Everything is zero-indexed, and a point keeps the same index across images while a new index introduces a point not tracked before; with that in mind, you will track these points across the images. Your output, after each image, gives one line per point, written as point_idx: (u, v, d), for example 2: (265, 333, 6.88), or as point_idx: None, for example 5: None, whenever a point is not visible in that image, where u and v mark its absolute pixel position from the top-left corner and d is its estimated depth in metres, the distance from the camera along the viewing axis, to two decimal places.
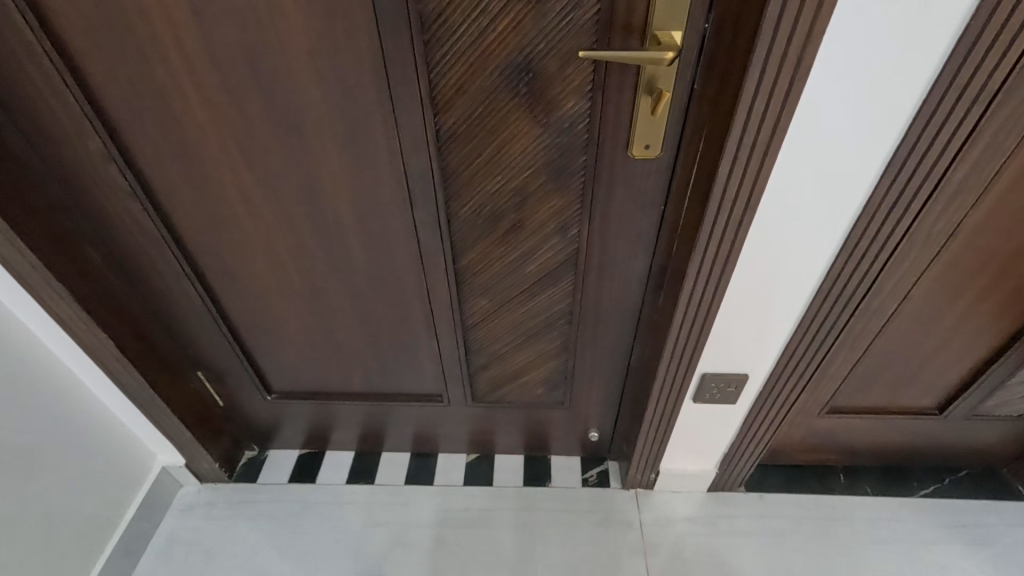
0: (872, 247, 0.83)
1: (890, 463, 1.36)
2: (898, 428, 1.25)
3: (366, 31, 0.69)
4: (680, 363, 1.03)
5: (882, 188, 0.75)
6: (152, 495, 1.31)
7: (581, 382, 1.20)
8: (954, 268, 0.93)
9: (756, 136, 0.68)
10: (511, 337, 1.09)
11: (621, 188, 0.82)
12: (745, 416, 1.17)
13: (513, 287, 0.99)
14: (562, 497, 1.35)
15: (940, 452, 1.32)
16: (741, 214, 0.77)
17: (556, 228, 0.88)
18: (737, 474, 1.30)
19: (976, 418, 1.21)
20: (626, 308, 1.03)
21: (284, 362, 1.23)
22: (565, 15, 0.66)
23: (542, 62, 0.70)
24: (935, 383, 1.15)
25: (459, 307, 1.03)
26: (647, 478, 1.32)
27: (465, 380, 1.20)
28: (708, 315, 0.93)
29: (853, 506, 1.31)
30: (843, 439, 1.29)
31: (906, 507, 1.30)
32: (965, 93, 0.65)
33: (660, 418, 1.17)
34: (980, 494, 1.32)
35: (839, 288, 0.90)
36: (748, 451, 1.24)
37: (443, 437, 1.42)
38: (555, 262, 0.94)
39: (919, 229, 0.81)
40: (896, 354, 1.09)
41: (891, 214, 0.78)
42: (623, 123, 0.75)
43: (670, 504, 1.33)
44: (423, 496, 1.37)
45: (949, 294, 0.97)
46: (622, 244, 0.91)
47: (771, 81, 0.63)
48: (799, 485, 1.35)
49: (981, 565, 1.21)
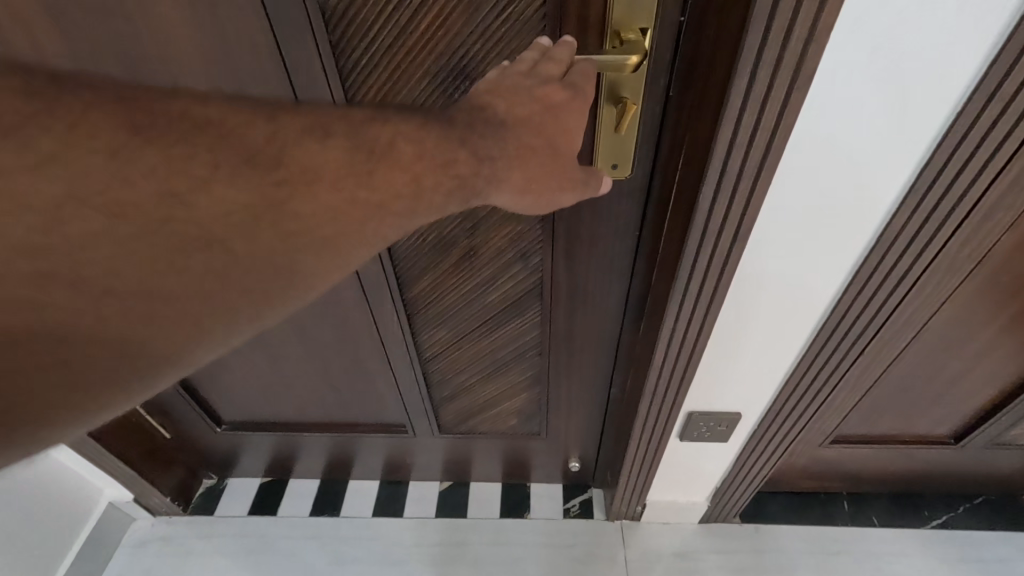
0: (887, 276, 0.70)
1: (900, 490, 1.25)
2: (909, 456, 1.14)
3: (261, 30, 0.56)
4: (665, 397, 0.92)
5: (900, 212, 0.62)
6: (98, 533, 1.23)
7: (557, 416, 1.08)
8: (983, 295, 0.80)
9: (745, 158, 0.56)
10: (476, 370, 0.97)
11: (587, 212, 0.70)
12: (739, 451, 1.08)
13: (472, 318, 0.87)
14: (542, 531, 1.25)
15: (955, 479, 1.21)
16: (730, 246, 0.64)
17: (516, 256, 0.76)
18: (731, 507, 1.20)
19: (996, 446, 1.10)
20: (603, 339, 0.91)
21: (233, 391, 1.12)
22: (503, 8, 0.54)
23: (479, 67, 0.58)
24: (952, 411, 1.03)
25: (414, 340, 0.91)
26: (634, 510, 1.21)
27: (430, 412, 1.09)
28: (695, 350, 0.81)
29: (858, 539, 1.20)
30: (848, 467, 1.19)
31: (918, 540, 1.19)
32: (1014, 104, 0.51)
33: (646, 452, 1.06)
34: (1000, 525, 1.21)
35: (848, 320, 0.78)
36: (744, 482, 1.13)
37: (414, 466, 1.31)
38: (517, 293, 0.81)
39: (949, 257, 0.68)
40: (909, 382, 0.97)
41: (912, 241, 0.65)
42: (585, 142, 0.63)
43: (659, 537, 1.22)
44: (392, 529, 1.27)
45: (977, 322, 0.84)
46: (592, 273, 0.78)
47: (764, 92, 0.50)
48: (801, 515, 1.24)
49: None
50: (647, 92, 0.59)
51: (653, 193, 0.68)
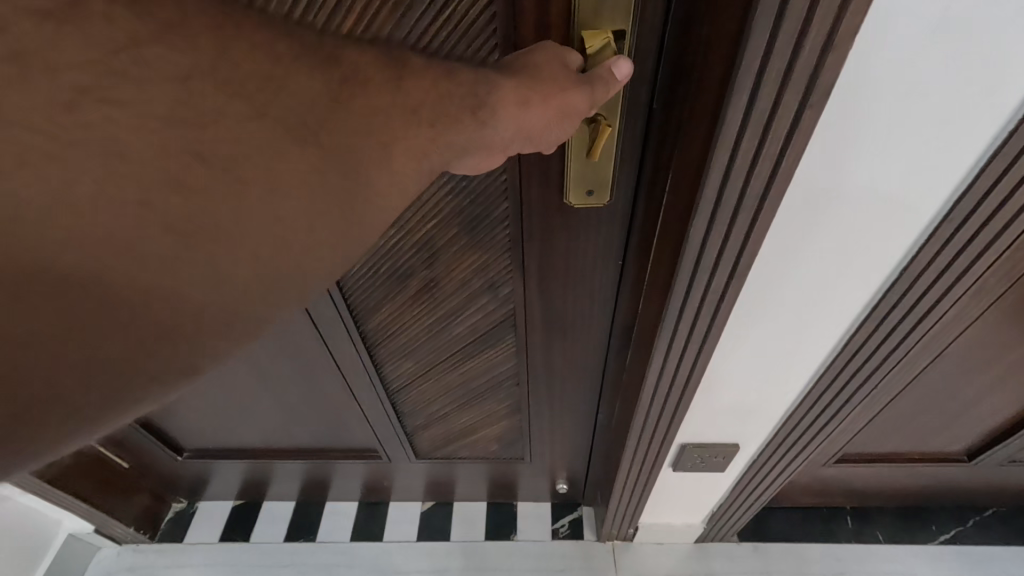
0: (907, 314, 0.61)
1: (906, 504, 1.19)
2: (918, 473, 1.08)
3: None
4: (656, 433, 0.83)
5: (927, 245, 0.54)
6: (56, 566, 1.15)
7: (540, 442, 1.00)
8: (1012, 319, 0.71)
9: (745, 186, 0.45)
10: (449, 400, 0.89)
11: (562, 243, 0.60)
12: (737, 477, 1.02)
13: (439, 349, 0.78)
14: (529, 554, 1.18)
15: (966, 492, 1.14)
16: (726, 285, 0.54)
17: (483, 287, 0.67)
18: (729, 526, 1.13)
19: (1011, 464, 1.03)
20: (587, 368, 0.82)
21: (192, 419, 1.04)
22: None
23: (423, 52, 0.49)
24: (967, 430, 0.96)
25: (378, 372, 0.83)
26: (627, 531, 1.15)
27: (406, 441, 1.01)
28: (687, 393, 0.71)
29: (862, 557, 1.14)
30: (852, 483, 1.13)
31: (925, 558, 1.13)
32: None
33: (636, 480, 0.99)
34: (1013, 540, 1.15)
35: (858, 356, 0.69)
36: (741, 505, 1.06)
37: (394, 488, 1.23)
38: (487, 325, 0.72)
39: (980, 289, 0.59)
40: (923, 403, 0.89)
41: (941, 275, 0.56)
42: (553, 167, 0.53)
43: (652, 558, 1.17)
44: (371, 556, 1.20)
45: (1004, 345, 0.76)
46: (572, 304, 0.69)
47: (769, 111, 0.40)
48: (802, 531, 1.18)
49: None
50: (624, 108, 0.50)
51: (639, 221, 0.59)
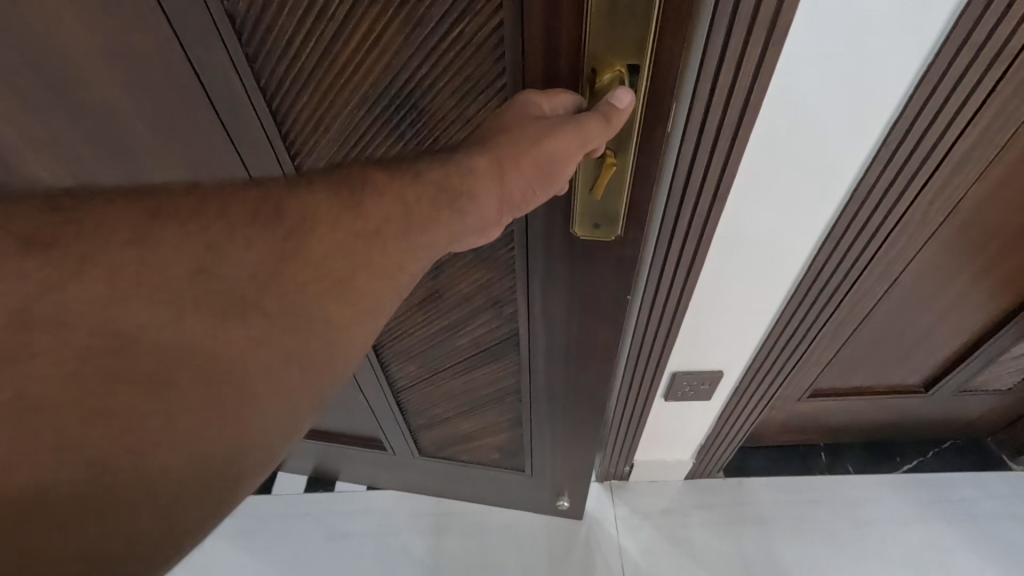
0: (862, 236, 0.80)
1: (872, 441, 1.40)
2: (883, 406, 1.29)
3: (203, 42, 0.58)
4: (649, 357, 1.01)
5: (874, 163, 0.70)
6: None
7: (541, 458, 1.00)
8: (951, 248, 0.93)
9: (723, 112, 0.61)
10: (452, 404, 0.93)
11: (567, 272, 0.59)
12: (723, 409, 1.20)
13: (444, 355, 0.82)
14: (530, 519, 1.32)
15: (924, 425, 1.35)
16: (709, 205, 0.72)
17: (487, 302, 0.69)
18: (718, 459, 1.36)
19: (961, 394, 1.25)
20: (598, 403, 0.78)
21: None
22: (444, 28, 0.51)
23: (438, 71, 0.55)
24: (921, 361, 1.19)
25: (384, 371, 0.88)
26: (622, 471, 1.37)
27: (411, 439, 1.06)
28: (679, 309, 0.90)
29: (834, 484, 1.35)
30: (825, 420, 1.34)
31: (890, 485, 1.33)
32: (980, 55, 0.58)
33: (634, 401, 1.15)
34: (962, 468, 1.35)
35: (817, 280, 0.88)
36: (732, 426, 1.25)
37: (397, 480, 1.29)
38: (489, 339, 0.75)
39: (913, 215, 0.79)
40: (884, 328, 1.10)
41: (893, 190, 0.74)
42: (557, 201, 0.53)
43: (645, 494, 1.39)
44: (384, 510, 1.32)
45: (948, 273, 0.98)
46: (576, 336, 0.67)
47: (740, 49, 0.56)
48: (777, 468, 1.39)
49: (963, 543, 1.24)
50: (639, 143, 0.49)
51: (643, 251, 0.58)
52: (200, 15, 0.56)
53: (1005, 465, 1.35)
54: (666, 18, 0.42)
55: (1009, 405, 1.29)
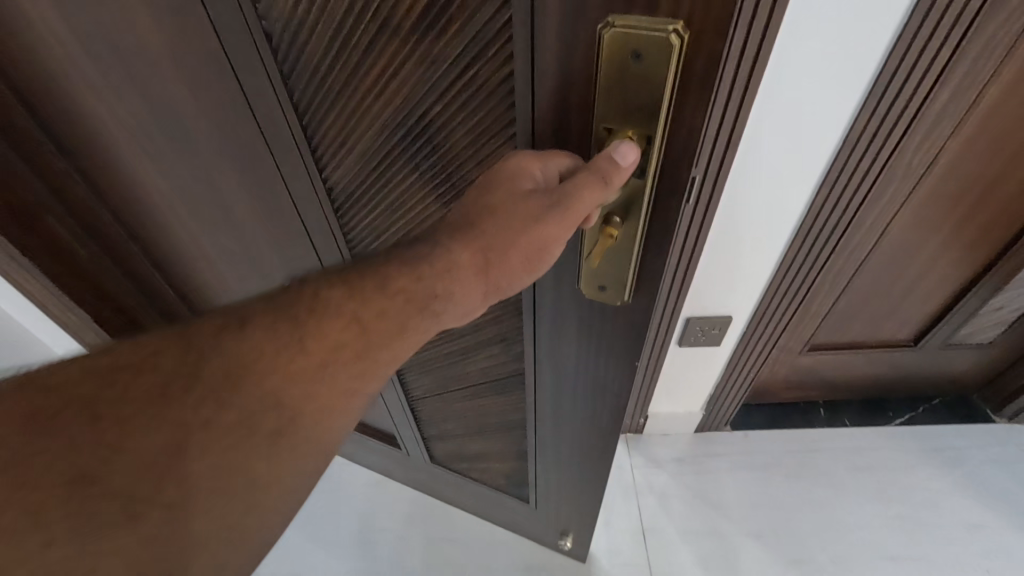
0: (851, 180, 0.95)
1: (867, 396, 1.55)
2: (878, 359, 1.41)
3: (254, 62, 0.61)
4: (669, 302, 1.17)
5: (862, 113, 0.85)
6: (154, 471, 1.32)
7: (543, 495, 1.05)
8: (932, 202, 1.07)
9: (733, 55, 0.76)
10: (466, 423, 1.02)
11: (572, 326, 0.64)
12: (731, 355, 1.33)
13: (456, 377, 0.91)
14: (535, 549, 1.35)
15: (914, 380, 1.50)
16: (724, 151, 0.88)
17: (497, 337, 0.77)
18: (723, 414, 1.49)
19: (948, 347, 1.38)
20: (600, 455, 0.82)
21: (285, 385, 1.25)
22: (455, 69, 0.51)
23: (450, 110, 0.55)
24: (911, 315, 1.32)
25: (403, 381, 0.99)
26: (637, 421, 1.52)
27: (421, 444, 1.16)
28: (698, 247, 1.05)
29: (833, 436, 1.49)
30: (824, 374, 1.47)
31: (885, 433, 1.48)
32: (948, 10, 0.74)
33: (652, 350, 1.29)
34: (949, 420, 1.50)
35: (815, 225, 1.03)
36: (740, 374, 1.38)
37: (422, 482, 1.42)
38: (499, 372, 0.83)
39: (902, 155, 0.94)
40: (878, 280, 1.23)
41: (880, 138, 0.89)
42: (566, 260, 0.57)
43: (658, 444, 1.53)
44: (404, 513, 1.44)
45: (926, 231, 1.12)
46: (576, 387, 0.73)
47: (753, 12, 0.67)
48: (781, 421, 1.54)
49: (949, 483, 1.38)
50: (648, 216, 0.50)
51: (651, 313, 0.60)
52: (261, 72, 0.61)
53: (989, 418, 1.50)
54: (683, 91, 0.42)
55: (990, 358, 1.44)
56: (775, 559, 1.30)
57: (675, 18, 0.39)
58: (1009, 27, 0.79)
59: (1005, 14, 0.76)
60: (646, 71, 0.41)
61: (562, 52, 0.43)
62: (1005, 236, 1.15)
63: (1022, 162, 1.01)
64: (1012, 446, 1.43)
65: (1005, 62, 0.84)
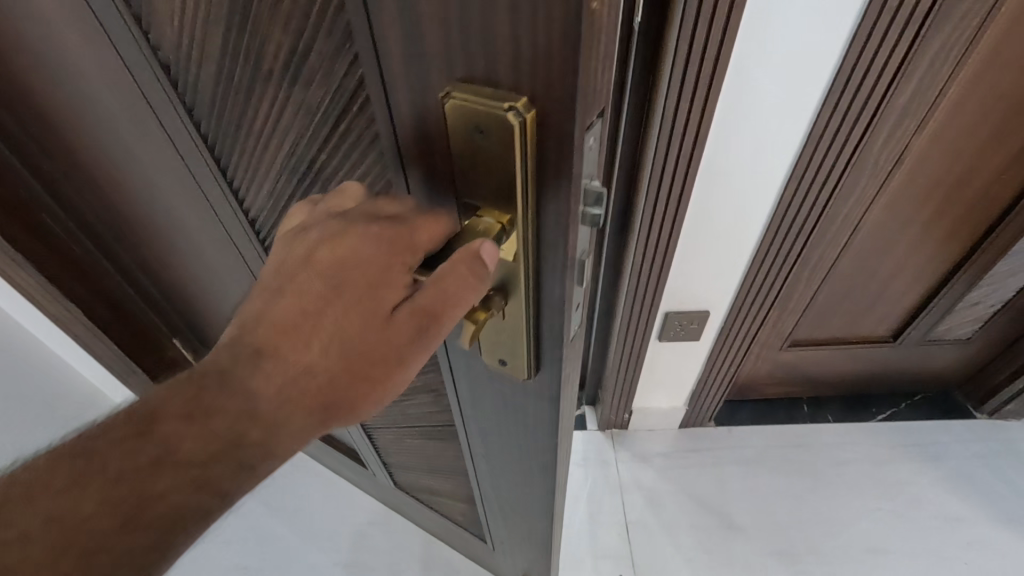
0: (817, 179, 0.93)
1: (851, 393, 1.54)
2: (859, 355, 1.41)
3: (157, 92, 0.56)
4: (644, 301, 1.16)
5: (824, 109, 0.83)
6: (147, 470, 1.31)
7: (499, 539, 1.03)
8: (901, 197, 1.06)
9: (691, 48, 0.76)
10: (418, 457, 1.00)
11: (486, 399, 0.60)
12: (710, 351, 1.32)
13: (403, 417, 0.91)
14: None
15: (897, 376, 1.50)
16: (691, 149, 0.88)
17: (428, 387, 0.75)
18: (706, 410, 1.49)
19: (928, 342, 1.38)
20: (538, 522, 0.77)
21: None
22: (323, 116, 0.45)
23: (329, 158, 0.49)
24: (890, 310, 1.31)
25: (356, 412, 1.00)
26: (622, 418, 1.50)
27: (384, 469, 1.16)
28: (670, 245, 1.04)
29: (817, 432, 1.49)
30: (806, 369, 1.46)
31: (868, 429, 1.48)
32: (900, 9, 0.72)
33: (629, 349, 1.28)
34: (931, 416, 1.49)
35: (785, 223, 1.01)
36: (720, 372, 1.37)
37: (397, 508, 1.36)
38: (437, 421, 0.81)
39: (868, 152, 0.93)
40: (854, 276, 1.22)
41: (843, 138, 0.87)
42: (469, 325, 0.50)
43: (646, 441, 1.52)
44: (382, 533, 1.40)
45: (897, 227, 1.12)
46: (503, 454, 0.68)
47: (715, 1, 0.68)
48: (766, 415, 1.54)
49: (931, 479, 1.38)
50: (535, 299, 0.41)
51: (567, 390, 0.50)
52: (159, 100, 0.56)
53: (972, 415, 1.49)
54: (539, 171, 0.33)
55: (971, 353, 1.43)
56: (760, 552, 1.31)
57: (516, 92, 0.30)
58: (966, 24, 0.77)
59: (963, 10, 0.74)
60: (492, 149, 0.33)
61: (412, 112, 0.35)
62: (979, 231, 1.14)
63: (990, 156, 1.01)
64: (993, 443, 1.44)
65: (965, 59, 0.82)
